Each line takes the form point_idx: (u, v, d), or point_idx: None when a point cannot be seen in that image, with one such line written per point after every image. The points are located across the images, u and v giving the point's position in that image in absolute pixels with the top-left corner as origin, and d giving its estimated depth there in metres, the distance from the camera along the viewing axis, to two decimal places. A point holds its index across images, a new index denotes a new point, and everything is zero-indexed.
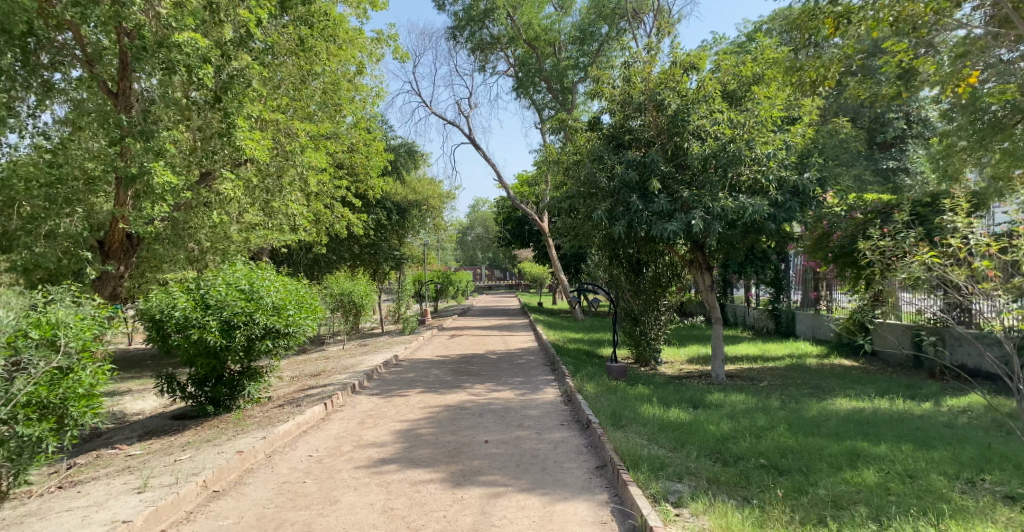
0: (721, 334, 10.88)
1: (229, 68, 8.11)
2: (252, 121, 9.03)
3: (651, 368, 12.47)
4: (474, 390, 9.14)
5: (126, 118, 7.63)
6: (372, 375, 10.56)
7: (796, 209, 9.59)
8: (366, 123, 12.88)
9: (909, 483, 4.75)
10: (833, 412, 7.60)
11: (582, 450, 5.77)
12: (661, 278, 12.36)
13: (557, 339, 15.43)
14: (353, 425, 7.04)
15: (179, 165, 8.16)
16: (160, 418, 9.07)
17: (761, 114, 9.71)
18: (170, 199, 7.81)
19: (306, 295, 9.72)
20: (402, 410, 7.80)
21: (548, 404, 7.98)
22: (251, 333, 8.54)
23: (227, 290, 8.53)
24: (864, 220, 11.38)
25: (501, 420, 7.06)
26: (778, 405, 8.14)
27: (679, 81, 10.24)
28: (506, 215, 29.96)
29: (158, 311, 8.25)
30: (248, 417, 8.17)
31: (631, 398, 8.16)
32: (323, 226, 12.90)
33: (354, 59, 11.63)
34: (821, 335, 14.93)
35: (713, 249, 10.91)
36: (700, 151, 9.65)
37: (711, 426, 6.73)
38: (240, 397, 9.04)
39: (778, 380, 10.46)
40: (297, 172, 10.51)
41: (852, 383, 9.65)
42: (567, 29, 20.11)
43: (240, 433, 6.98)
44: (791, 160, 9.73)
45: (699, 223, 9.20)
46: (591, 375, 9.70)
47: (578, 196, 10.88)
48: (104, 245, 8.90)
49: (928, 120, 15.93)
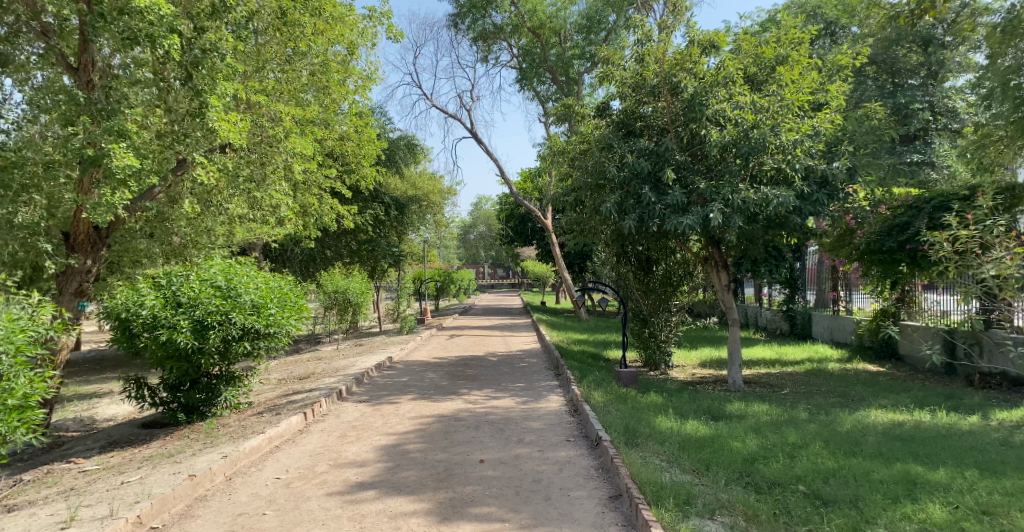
0: (738, 337, 10.11)
1: (203, 41, 7.38)
2: (230, 101, 8.19)
3: (662, 372, 11.68)
4: (471, 397, 8.38)
5: (87, 95, 6.92)
6: (362, 380, 9.78)
7: (824, 202, 8.86)
8: (359, 110, 12.04)
9: (987, 522, 3.98)
10: (870, 426, 6.82)
11: (591, 474, 4.99)
12: (672, 277, 11.60)
13: (561, 340, 14.64)
14: (333, 438, 6.28)
15: (145, 148, 7.32)
16: (128, 425, 8.28)
17: (787, 97, 8.96)
18: (134, 186, 7.05)
19: (291, 292, 8.94)
20: (390, 420, 7.04)
21: (552, 415, 7.20)
22: (227, 334, 7.77)
23: (202, 287, 7.82)
24: (894, 215, 10.56)
25: (499, 434, 6.28)
26: (806, 417, 7.36)
27: (696, 62, 9.43)
28: (508, 212, 29.21)
29: (124, 310, 7.48)
30: (221, 426, 7.42)
31: (643, 409, 7.40)
32: (312, 219, 12.09)
33: (345, 38, 10.83)
34: (840, 338, 14.16)
35: (731, 245, 10.13)
36: (720, 138, 8.89)
37: (736, 443, 5.96)
38: (216, 403, 8.29)
39: (801, 387, 9.67)
40: (282, 160, 9.73)
41: (885, 392, 8.86)
42: (573, 17, 19.28)
43: (207, 447, 6.24)
44: (818, 147, 8.96)
45: (718, 216, 8.43)
46: (598, 381, 8.92)
47: (585, 188, 10.04)
48: (69, 238, 8.18)
49: (954, 111, 15.17)
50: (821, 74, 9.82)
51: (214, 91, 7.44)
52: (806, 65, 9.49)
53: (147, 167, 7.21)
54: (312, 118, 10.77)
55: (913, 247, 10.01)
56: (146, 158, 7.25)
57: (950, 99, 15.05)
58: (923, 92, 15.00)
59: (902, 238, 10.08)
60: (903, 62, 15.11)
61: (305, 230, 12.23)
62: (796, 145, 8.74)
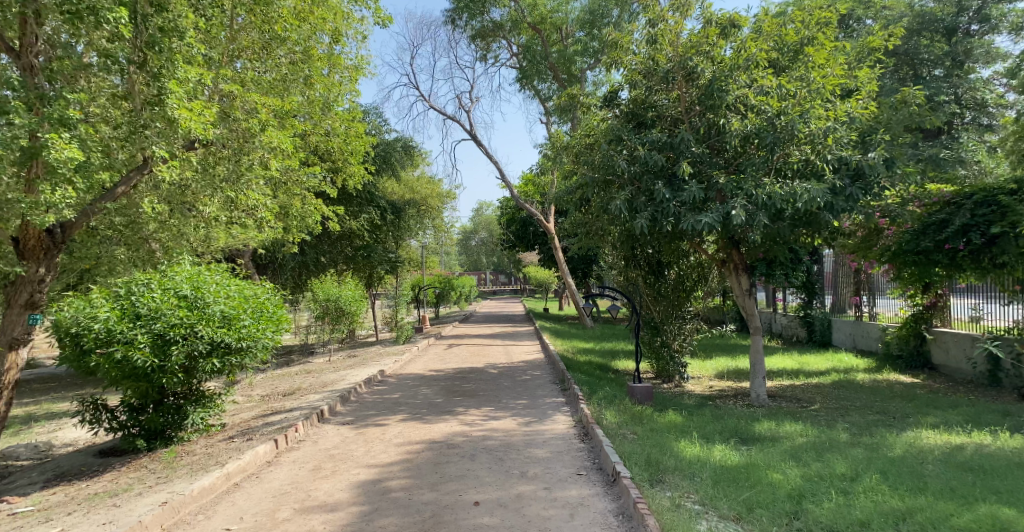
0: (761, 347, 9.23)
1: (162, 20, 6.58)
2: (195, 88, 7.33)
3: (675, 384, 10.79)
4: (468, 417, 7.52)
5: (26, 80, 6.06)
6: (349, 397, 8.91)
7: (858, 197, 7.92)
8: (343, 105, 11.33)
9: None
10: (926, 451, 5.93)
11: (609, 523, 4.12)
12: (685, 282, 10.76)
13: (566, 350, 13.75)
14: (305, 472, 5.42)
15: (92, 141, 6.44)
16: (83, 453, 7.33)
17: (817, 81, 8.09)
18: (80, 181, 6.12)
19: (268, 301, 8.06)
20: (373, 448, 6.13)
21: (559, 440, 6.30)
22: (192, 350, 6.91)
23: (164, 297, 6.98)
24: (929, 212, 9.61)
25: (497, 466, 5.39)
26: (848, 440, 6.47)
27: (714, 45, 8.54)
28: (509, 217, 28.35)
29: (73, 324, 6.55)
30: (185, 455, 6.56)
31: (664, 432, 6.52)
32: (295, 221, 11.30)
33: (328, 25, 10.17)
34: (865, 345, 13.29)
35: (753, 246, 9.23)
36: (740, 128, 8.13)
37: (777, 476, 5.08)
38: (183, 427, 7.37)
39: (833, 402, 8.77)
40: (258, 156, 9.01)
41: (929, 408, 7.95)
42: (575, 12, 18.55)
43: (158, 484, 5.38)
44: (852, 136, 8.07)
45: (741, 213, 7.54)
46: (609, 397, 8.05)
47: (592, 184, 9.19)
48: (18, 244, 7.17)
49: (983, 104, 14.28)
50: (850, 58, 8.96)
51: (174, 74, 6.69)
52: (834, 47, 8.55)
53: (96, 161, 6.33)
54: (295, 112, 10.11)
55: (953, 246, 9.16)
56: (95, 151, 6.40)
57: (977, 91, 14.11)
58: (949, 83, 14.13)
59: (940, 238, 9.18)
60: (926, 53, 14.19)
61: (287, 234, 11.39)
62: (826, 133, 7.90)
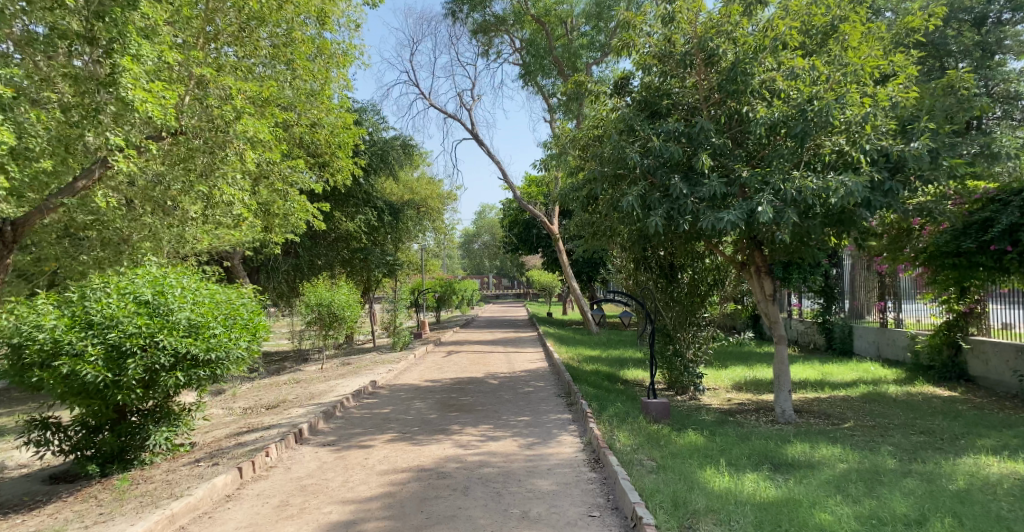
0: (786, 357, 8.40)
1: None
2: (156, 66, 6.57)
3: (690, 397, 9.95)
4: (464, 438, 6.70)
5: None
6: (334, 413, 8.11)
7: (900, 190, 7.08)
8: (332, 96, 10.74)
9: None
10: (994, 483, 5.08)
11: None
12: (699, 286, 9.95)
13: (571, 358, 12.92)
14: (268, 509, 4.63)
15: (33, 122, 5.66)
16: (32, 479, 6.50)
17: (854, 63, 7.32)
18: (14, 168, 5.35)
19: (243, 307, 7.23)
20: (352, 478, 5.33)
21: (566, 468, 5.48)
22: (153, 363, 6.12)
23: (121, 303, 6.16)
24: (970, 211, 8.76)
25: (493, 503, 4.57)
26: (898, 468, 5.65)
27: (737, 24, 7.74)
28: (512, 219, 27.69)
29: (15, 333, 5.76)
30: (140, 483, 5.76)
31: (687, 458, 5.69)
32: (279, 219, 10.58)
33: (312, 9, 9.55)
34: (890, 354, 12.44)
35: (777, 247, 8.39)
36: (767, 115, 7.34)
37: (826, 516, 4.26)
38: (146, 448, 6.55)
39: (869, 420, 7.92)
40: (234, 148, 8.29)
41: (981, 427, 7.10)
42: (582, 5, 17.86)
43: (94, 525, 4.59)
44: (891, 125, 7.29)
45: (769, 209, 6.67)
46: (621, 415, 7.22)
47: (602, 179, 8.38)
48: None
49: (1015, 97, 13.49)
50: (885, 40, 8.15)
51: (128, 50, 6.03)
52: (871, 26, 7.73)
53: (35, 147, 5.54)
54: (278, 100, 9.51)
55: (999, 248, 8.32)
56: (33, 135, 5.62)
57: (1010, 83, 13.26)
58: (981, 75, 13.21)
59: (985, 238, 8.35)
60: (954, 44, 13.35)
61: (271, 234, 10.67)
62: (864, 120, 7.09)
